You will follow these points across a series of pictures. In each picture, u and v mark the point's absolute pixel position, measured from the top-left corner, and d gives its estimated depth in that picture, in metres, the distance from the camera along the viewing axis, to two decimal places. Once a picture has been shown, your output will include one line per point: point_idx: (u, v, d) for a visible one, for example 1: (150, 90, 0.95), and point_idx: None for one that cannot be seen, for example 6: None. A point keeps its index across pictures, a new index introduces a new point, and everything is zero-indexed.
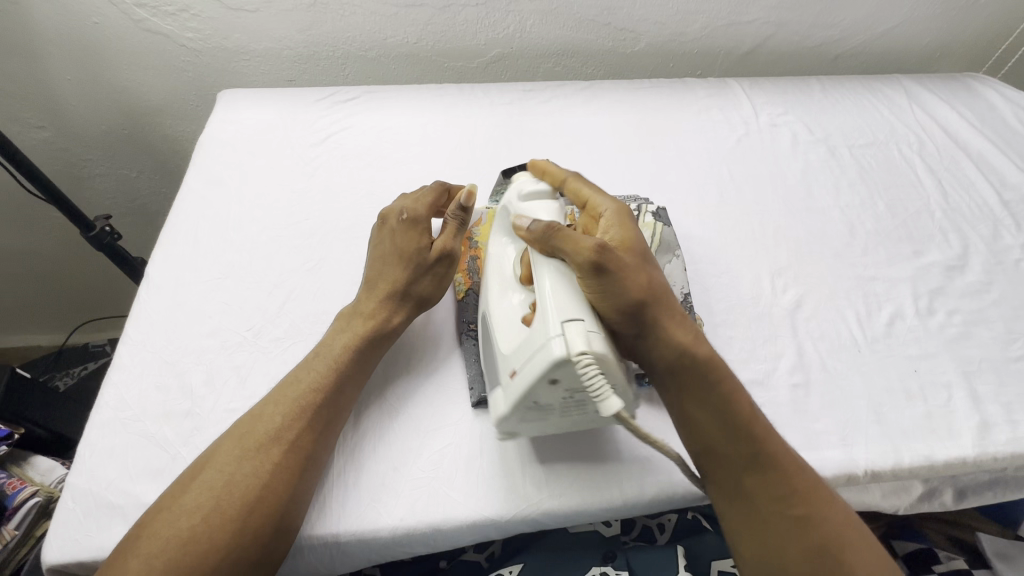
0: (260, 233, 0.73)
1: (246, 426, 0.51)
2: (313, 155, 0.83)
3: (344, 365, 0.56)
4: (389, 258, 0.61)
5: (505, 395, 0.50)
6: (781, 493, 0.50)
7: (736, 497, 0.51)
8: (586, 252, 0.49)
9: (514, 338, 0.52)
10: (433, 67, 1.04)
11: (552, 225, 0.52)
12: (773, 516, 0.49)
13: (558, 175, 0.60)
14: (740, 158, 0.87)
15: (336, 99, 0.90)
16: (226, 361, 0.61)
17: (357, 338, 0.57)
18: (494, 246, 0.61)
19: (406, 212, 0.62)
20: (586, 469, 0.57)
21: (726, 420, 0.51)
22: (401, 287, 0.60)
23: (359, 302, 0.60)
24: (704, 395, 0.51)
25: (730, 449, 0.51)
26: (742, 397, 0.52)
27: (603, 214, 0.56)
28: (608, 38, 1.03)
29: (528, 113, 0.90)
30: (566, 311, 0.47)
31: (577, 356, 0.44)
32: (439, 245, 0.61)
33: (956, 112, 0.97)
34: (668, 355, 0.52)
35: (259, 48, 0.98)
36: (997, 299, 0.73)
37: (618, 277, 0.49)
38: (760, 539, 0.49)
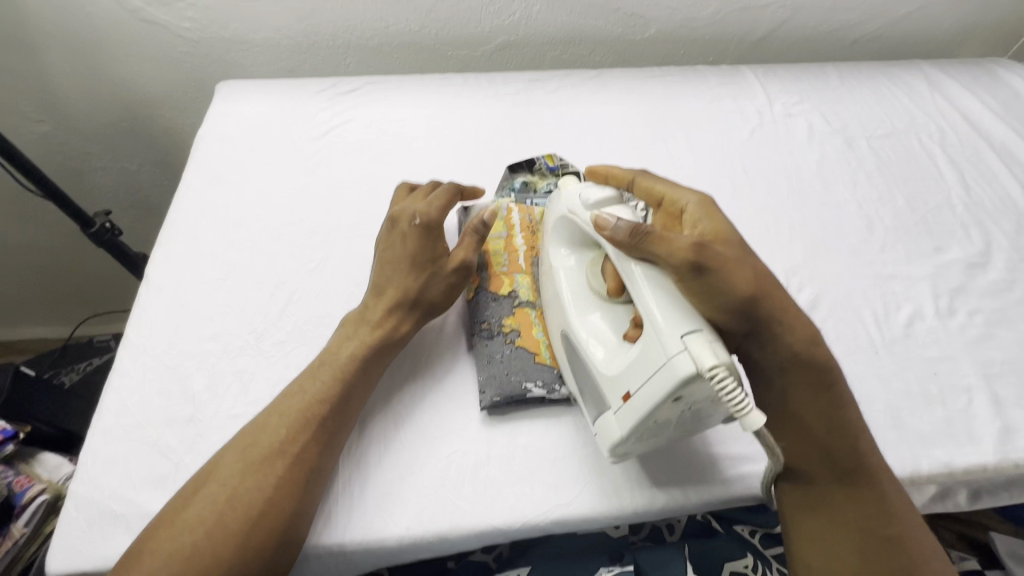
0: (261, 232, 0.72)
1: (249, 438, 0.50)
2: (314, 150, 0.81)
3: (349, 376, 0.54)
4: (398, 265, 0.59)
5: (620, 420, 0.48)
6: (875, 510, 0.49)
7: (827, 510, 0.50)
8: (682, 252, 0.46)
9: (619, 358, 0.49)
10: (436, 56, 1.01)
11: (636, 228, 0.48)
12: (865, 535, 0.48)
13: (624, 176, 0.59)
14: (753, 151, 0.85)
15: (337, 90, 0.88)
16: (229, 365, 0.60)
17: (364, 347, 0.56)
18: (552, 258, 0.59)
19: (419, 218, 0.59)
20: (598, 478, 0.55)
21: (829, 431, 0.50)
22: (410, 297, 0.58)
23: (366, 309, 0.59)
24: (810, 400, 0.51)
25: (832, 460, 0.50)
26: (850, 407, 0.51)
27: (686, 207, 0.55)
28: (617, 24, 0.99)
29: (534, 105, 0.88)
30: (679, 322, 0.44)
31: (710, 371, 0.41)
32: (457, 257, 0.60)
33: (979, 100, 0.94)
34: (782, 353, 0.51)
35: (258, 37, 0.95)
36: (1020, 298, 0.70)
37: (723, 274, 0.47)
38: (840, 553, 0.48)
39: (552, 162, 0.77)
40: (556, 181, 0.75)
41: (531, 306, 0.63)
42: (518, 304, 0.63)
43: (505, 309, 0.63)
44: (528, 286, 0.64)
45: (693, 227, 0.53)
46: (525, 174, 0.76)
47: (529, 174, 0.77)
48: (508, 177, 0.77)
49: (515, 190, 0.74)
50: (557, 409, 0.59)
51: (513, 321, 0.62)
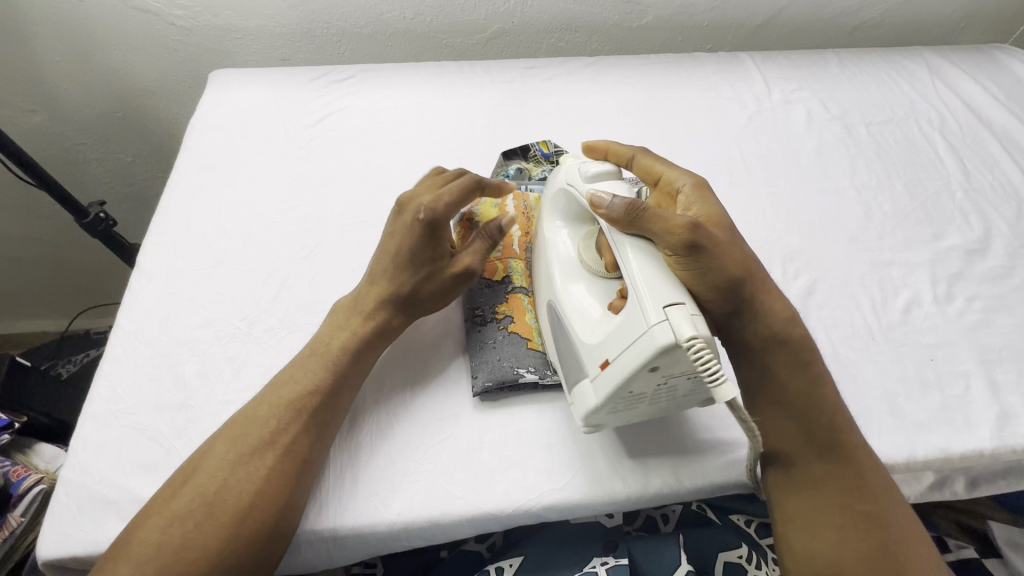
0: (254, 220, 0.71)
1: (238, 428, 0.50)
2: (307, 137, 0.80)
3: (338, 367, 0.54)
4: (398, 256, 0.57)
5: (596, 389, 0.48)
6: (849, 485, 0.49)
7: (802, 483, 0.50)
8: (678, 231, 0.46)
9: (601, 327, 0.49)
10: (431, 44, 1.00)
11: (633, 205, 0.47)
12: (840, 509, 0.48)
13: (625, 151, 0.59)
14: (751, 137, 0.84)
15: (331, 78, 0.87)
16: (221, 352, 0.60)
17: (354, 336, 0.56)
18: (547, 231, 0.58)
19: (423, 213, 0.55)
20: (591, 460, 0.55)
21: (807, 401, 0.51)
22: (406, 294, 0.57)
23: (361, 296, 0.58)
24: (790, 376, 0.52)
25: (810, 435, 0.50)
26: (827, 385, 0.52)
27: (682, 189, 0.55)
28: (614, 11, 0.98)
29: (530, 92, 0.87)
30: (662, 295, 0.43)
31: (687, 342, 0.40)
32: (460, 263, 0.58)
33: (980, 86, 0.92)
34: (763, 330, 0.52)
35: (251, 26, 0.94)
36: (1020, 285, 0.69)
37: (713, 255, 0.48)
38: (815, 527, 0.48)
39: (546, 148, 0.77)
40: (551, 168, 0.75)
41: (524, 292, 0.63)
42: (511, 290, 0.62)
43: (500, 296, 0.62)
44: (522, 271, 0.64)
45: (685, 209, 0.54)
46: (520, 161, 0.76)
47: (523, 161, 0.76)
48: (502, 164, 0.76)
49: (509, 176, 0.73)
50: (550, 396, 0.59)
51: (506, 307, 0.62)
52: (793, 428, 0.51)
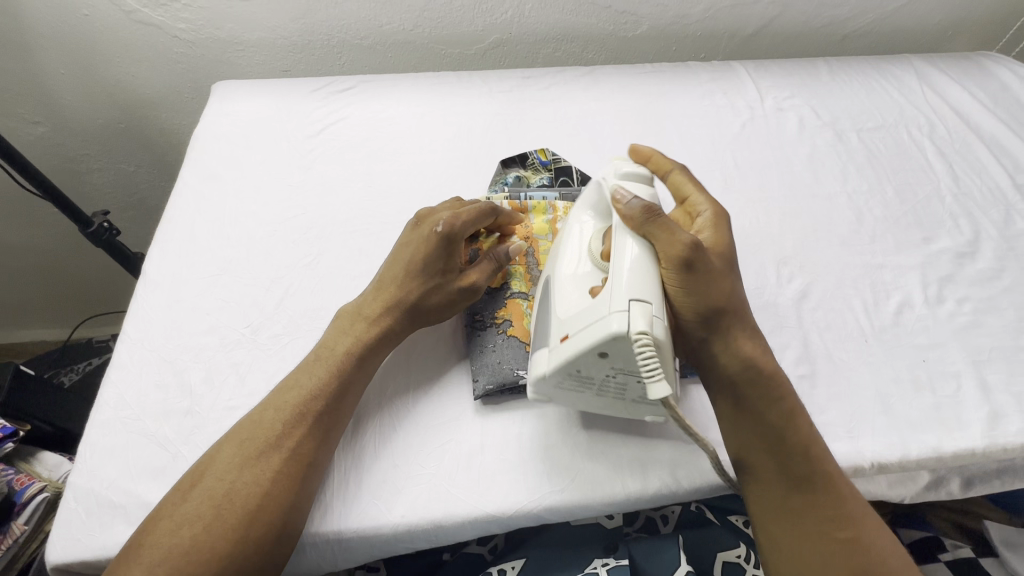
0: (257, 228, 0.72)
1: (244, 432, 0.51)
2: (309, 147, 0.82)
3: (342, 372, 0.55)
4: (411, 265, 0.59)
5: (549, 356, 0.50)
6: (832, 515, 0.49)
7: (781, 515, 0.50)
8: (678, 247, 0.49)
9: (574, 304, 0.51)
10: (431, 54, 1.02)
11: (652, 208, 0.50)
12: (820, 538, 0.49)
13: (664, 164, 0.62)
14: (744, 144, 0.86)
15: (332, 89, 0.89)
16: (225, 358, 0.61)
17: (360, 339, 0.57)
18: (573, 219, 0.59)
19: (442, 226, 0.59)
20: (589, 464, 0.56)
21: (781, 440, 0.51)
22: (413, 301, 0.59)
23: (366, 300, 0.59)
24: (765, 408, 0.52)
25: (785, 466, 0.50)
26: (800, 418, 0.52)
27: (699, 214, 0.58)
28: (608, 21, 1.00)
29: (527, 101, 0.89)
30: (635, 288, 0.46)
31: (636, 335, 0.44)
32: (468, 277, 0.60)
33: (967, 92, 0.95)
34: (733, 365, 0.52)
35: (253, 38, 0.96)
36: (1009, 286, 0.71)
37: (703, 278, 0.51)
38: (799, 555, 0.49)
39: (545, 157, 0.79)
40: (549, 176, 0.76)
41: (522, 297, 0.64)
42: (510, 295, 0.63)
43: (499, 302, 0.63)
44: (522, 277, 0.65)
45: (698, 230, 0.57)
46: (519, 169, 0.78)
47: (522, 169, 0.78)
48: (502, 171, 0.78)
49: (508, 184, 0.76)
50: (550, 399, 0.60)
51: (505, 312, 0.62)
52: (767, 459, 0.51)
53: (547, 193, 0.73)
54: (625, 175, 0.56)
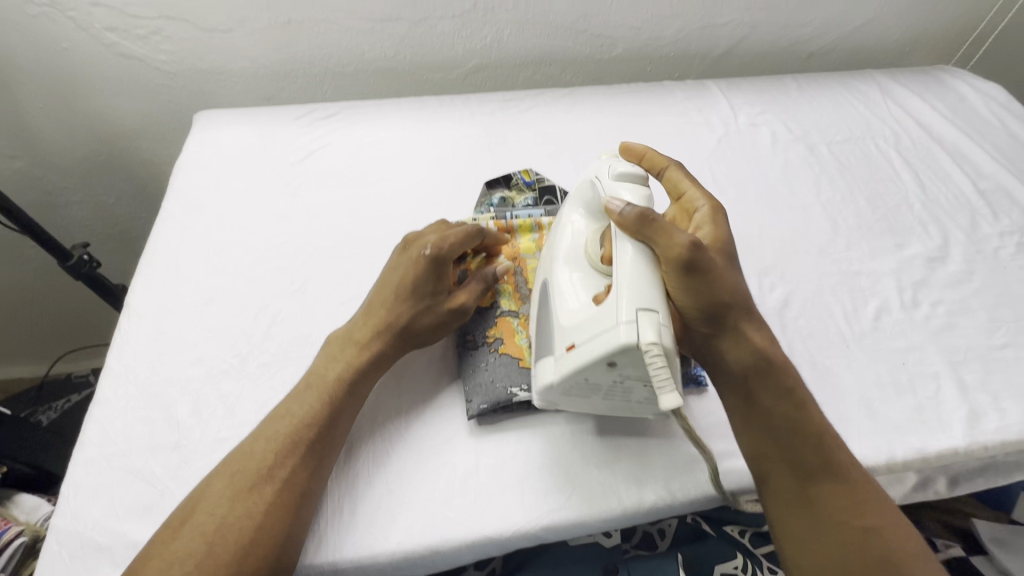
0: (243, 256, 0.72)
1: (235, 468, 0.50)
2: (294, 174, 0.82)
3: (334, 398, 0.55)
4: (401, 288, 0.59)
5: (558, 366, 0.51)
6: (850, 501, 0.50)
7: (799, 506, 0.50)
8: (679, 248, 0.50)
9: (578, 313, 0.51)
10: (412, 80, 1.03)
11: (645, 214, 0.51)
12: (842, 525, 0.49)
13: (662, 162, 0.64)
14: (721, 159, 0.88)
15: (316, 116, 0.90)
16: (213, 390, 0.60)
17: (346, 366, 0.56)
18: (565, 217, 0.61)
19: (430, 248, 0.59)
20: (585, 481, 0.56)
21: (792, 427, 0.52)
22: (403, 325, 0.59)
23: (351, 331, 0.59)
24: (773, 399, 0.53)
25: (801, 454, 0.51)
26: (810, 407, 0.53)
27: (698, 209, 0.60)
28: (585, 44, 1.03)
29: (509, 124, 0.91)
30: (639, 297, 0.47)
31: (647, 346, 0.45)
32: (457, 298, 0.61)
33: (928, 105, 0.99)
34: (743, 359, 0.53)
35: (235, 68, 0.97)
36: (979, 288, 0.74)
37: (708, 276, 0.52)
38: (821, 543, 0.48)
39: (529, 177, 0.80)
40: (534, 196, 0.78)
41: (513, 315, 0.64)
42: (501, 314, 0.64)
43: (490, 320, 0.64)
44: (511, 295, 0.65)
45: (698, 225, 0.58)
46: (503, 190, 0.79)
47: (507, 189, 0.79)
48: (486, 193, 0.79)
49: (493, 205, 0.77)
50: (545, 416, 0.60)
51: (496, 330, 0.63)
52: (784, 448, 0.52)
53: (533, 211, 0.75)
54: (620, 171, 0.58)
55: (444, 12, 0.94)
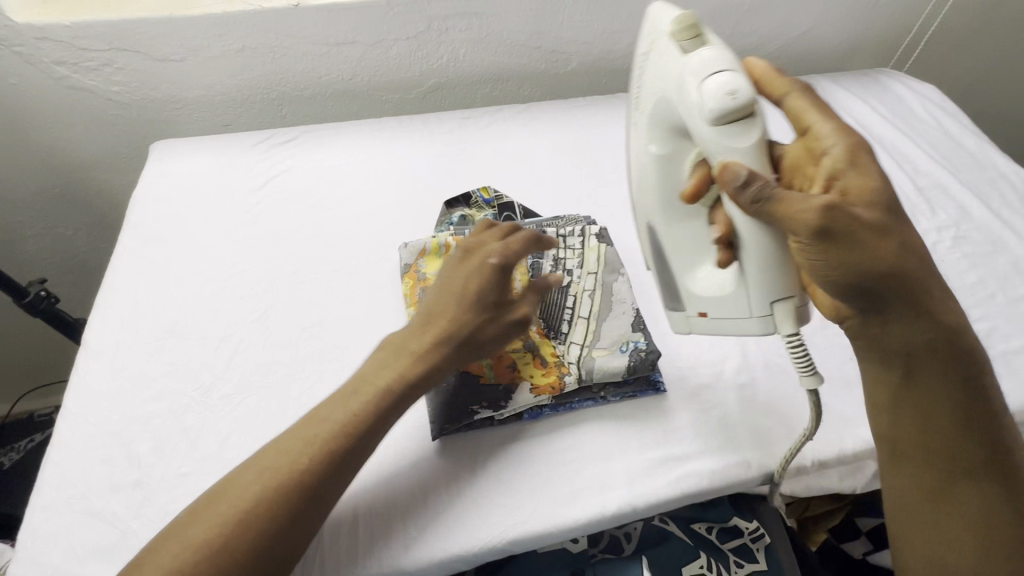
0: (203, 287, 0.72)
1: (268, 464, 0.50)
2: (253, 201, 0.82)
3: (383, 405, 0.54)
4: (465, 295, 0.59)
5: (689, 322, 0.61)
6: (994, 506, 0.50)
7: (936, 502, 0.52)
8: (806, 220, 0.45)
9: (706, 281, 0.57)
10: (372, 101, 1.04)
11: (760, 184, 0.46)
12: (972, 526, 0.51)
13: (779, 86, 0.53)
14: None
15: (275, 141, 0.90)
16: (175, 424, 0.60)
17: (399, 372, 0.56)
18: (648, 147, 0.56)
19: (495, 257, 0.60)
20: (550, 491, 0.58)
21: (966, 422, 0.50)
22: (466, 338, 0.58)
23: (398, 337, 0.58)
24: (942, 386, 0.50)
25: (959, 453, 0.51)
26: (993, 398, 0.50)
27: (829, 151, 0.49)
28: (540, 60, 1.05)
29: (468, 142, 0.92)
30: (776, 290, 0.52)
31: (789, 337, 0.53)
32: (521, 310, 0.60)
33: (868, 107, 1.04)
34: (911, 336, 0.48)
35: (191, 96, 0.96)
36: None
37: (852, 241, 0.45)
38: (945, 539, 0.51)
39: (487, 195, 0.81)
40: (493, 212, 0.80)
41: None
42: None
43: None
44: None
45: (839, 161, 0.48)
46: (463, 209, 0.80)
47: (466, 208, 0.80)
48: (446, 212, 0.80)
49: (453, 223, 0.78)
50: (508, 430, 0.61)
51: None
52: (943, 446, 0.51)
53: None
54: (712, 114, 0.47)
55: (399, 34, 0.95)
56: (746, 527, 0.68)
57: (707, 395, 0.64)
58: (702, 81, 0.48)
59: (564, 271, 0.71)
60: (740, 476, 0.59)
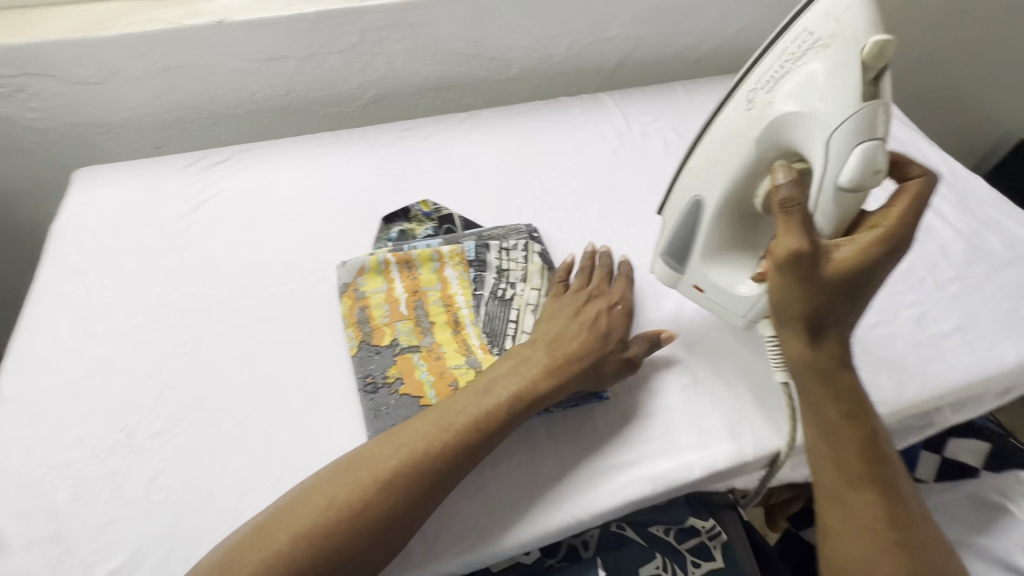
0: (129, 320, 0.69)
1: (376, 451, 0.53)
2: (183, 227, 0.79)
3: (491, 429, 0.55)
4: (582, 339, 0.62)
5: (680, 283, 0.67)
6: (881, 513, 0.52)
7: (833, 510, 0.54)
8: (788, 245, 0.50)
9: (720, 272, 0.63)
10: (310, 115, 1.02)
11: (794, 203, 0.50)
12: (869, 535, 0.52)
13: None
14: (617, 170, 0.92)
15: (206, 162, 0.87)
16: (98, 469, 0.57)
17: (536, 385, 0.58)
18: (756, 146, 0.55)
19: (623, 305, 0.67)
20: (493, 512, 0.57)
21: (847, 434, 0.54)
22: (574, 383, 0.60)
23: (528, 349, 0.61)
24: (823, 401, 0.55)
25: (847, 463, 0.54)
26: (867, 416, 0.55)
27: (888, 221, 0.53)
28: (480, 67, 1.04)
29: (408, 154, 0.91)
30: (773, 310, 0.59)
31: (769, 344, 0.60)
32: (630, 353, 0.64)
33: None
34: (806, 359, 0.54)
35: (116, 119, 0.93)
36: None
37: (812, 283, 0.50)
38: (846, 547, 0.53)
39: (426, 208, 0.81)
40: (432, 226, 0.80)
41: (413, 351, 0.65)
42: (401, 351, 0.65)
43: (388, 359, 0.64)
44: (410, 330, 0.66)
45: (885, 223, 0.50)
46: (402, 223, 0.80)
47: (405, 222, 0.80)
48: (384, 227, 0.79)
49: (391, 240, 0.78)
50: None
51: (396, 370, 0.63)
52: (830, 455, 0.55)
53: (431, 241, 0.75)
54: (848, 175, 0.49)
55: (331, 47, 0.93)
56: (703, 526, 0.69)
57: (651, 400, 0.64)
58: (854, 149, 0.49)
59: (508, 284, 0.71)
60: (682, 478, 0.59)
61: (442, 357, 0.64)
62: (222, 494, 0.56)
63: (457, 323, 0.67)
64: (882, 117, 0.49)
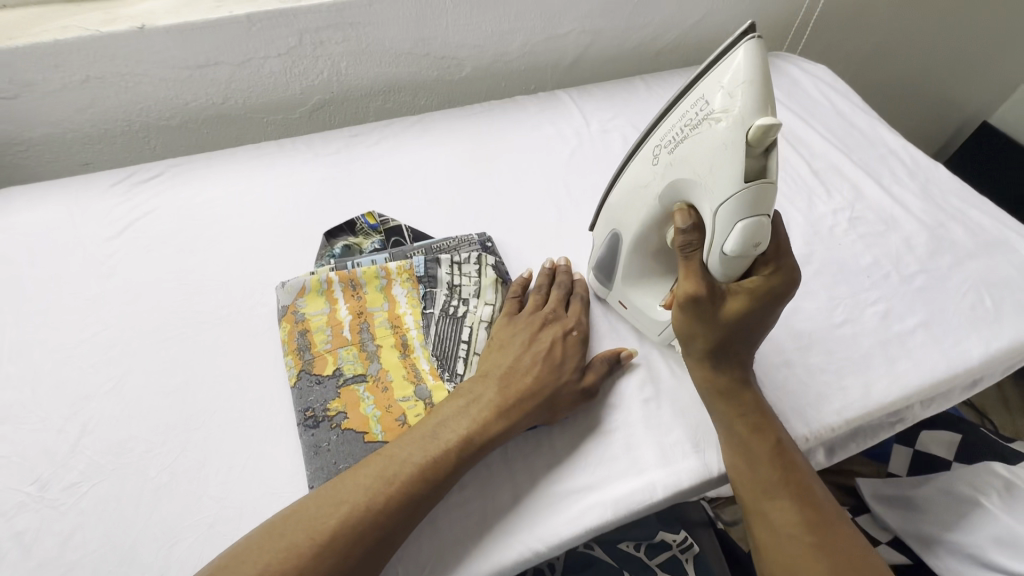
0: (46, 358, 0.63)
1: (311, 509, 0.48)
2: (109, 251, 0.73)
3: (444, 471, 0.52)
4: (535, 368, 0.59)
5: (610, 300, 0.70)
6: (799, 516, 0.52)
7: (758, 520, 0.54)
8: (685, 288, 0.55)
9: (640, 297, 0.66)
10: (251, 124, 0.97)
11: (691, 247, 0.55)
12: (791, 541, 0.52)
13: None
14: (575, 171, 0.88)
15: (135, 179, 0.81)
16: (6, 529, 0.52)
17: (487, 426, 0.54)
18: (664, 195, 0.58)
19: (579, 330, 0.64)
20: (445, 550, 0.53)
21: (756, 442, 0.56)
22: (529, 414, 0.57)
23: (478, 385, 0.58)
24: (732, 415, 0.57)
25: (759, 471, 0.55)
26: (774, 426, 0.57)
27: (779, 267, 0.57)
28: (430, 67, 1.00)
29: (354, 162, 0.86)
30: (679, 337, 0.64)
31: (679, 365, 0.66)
32: (588, 379, 0.61)
33: None
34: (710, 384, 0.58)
35: (36, 135, 0.86)
36: (818, 269, 0.77)
37: (704, 324, 0.55)
38: (776, 558, 0.52)
39: (373, 220, 0.77)
40: (379, 239, 0.76)
41: (358, 382, 0.60)
42: (345, 383, 0.60)
43: (330, 391, 0.59)
44: (356, 359, 0.62)
45: (768, 272, 0.55)
46: (347, 237, 0.76)
47: (351, 236, 0.76)
48: (328, 244, 0.75)
49: (335, 256, 0.73)
50: None
51: (339, 403, 0.59)
52: (743, 463, 0.56)
53: (377, 256, 0.71)
54: (730, 244, 0.52)
55: (268, 51, 0.87)
56: (674, 540, 0.69)
57: (610, 417, 0.61)
58: (736, 224, 0.51)
59: (460, 301, 0.67)
60: (644, 501, 0.56)
61: (389, 388, 0.60)
62: (145, 549, 0.51)
63: (405, 348, 0.63)
64: (763, 197, 0.51)
